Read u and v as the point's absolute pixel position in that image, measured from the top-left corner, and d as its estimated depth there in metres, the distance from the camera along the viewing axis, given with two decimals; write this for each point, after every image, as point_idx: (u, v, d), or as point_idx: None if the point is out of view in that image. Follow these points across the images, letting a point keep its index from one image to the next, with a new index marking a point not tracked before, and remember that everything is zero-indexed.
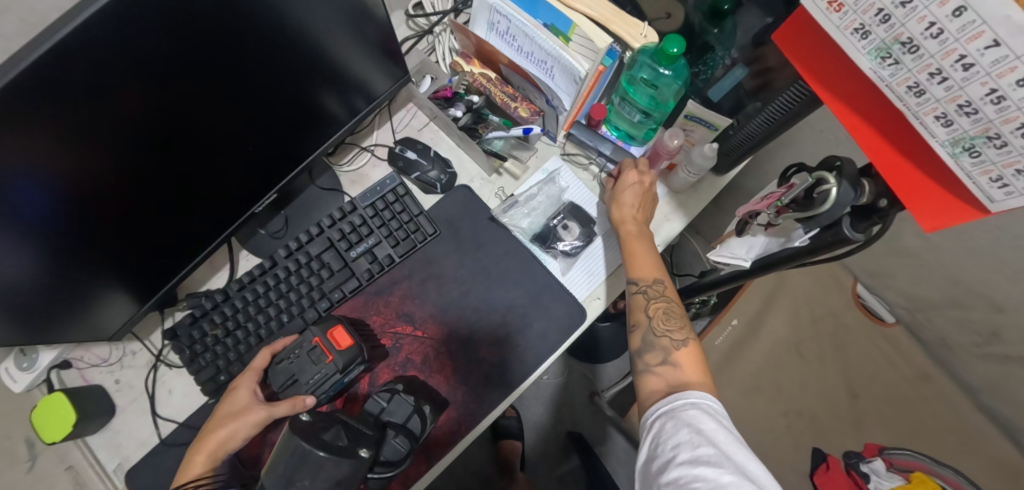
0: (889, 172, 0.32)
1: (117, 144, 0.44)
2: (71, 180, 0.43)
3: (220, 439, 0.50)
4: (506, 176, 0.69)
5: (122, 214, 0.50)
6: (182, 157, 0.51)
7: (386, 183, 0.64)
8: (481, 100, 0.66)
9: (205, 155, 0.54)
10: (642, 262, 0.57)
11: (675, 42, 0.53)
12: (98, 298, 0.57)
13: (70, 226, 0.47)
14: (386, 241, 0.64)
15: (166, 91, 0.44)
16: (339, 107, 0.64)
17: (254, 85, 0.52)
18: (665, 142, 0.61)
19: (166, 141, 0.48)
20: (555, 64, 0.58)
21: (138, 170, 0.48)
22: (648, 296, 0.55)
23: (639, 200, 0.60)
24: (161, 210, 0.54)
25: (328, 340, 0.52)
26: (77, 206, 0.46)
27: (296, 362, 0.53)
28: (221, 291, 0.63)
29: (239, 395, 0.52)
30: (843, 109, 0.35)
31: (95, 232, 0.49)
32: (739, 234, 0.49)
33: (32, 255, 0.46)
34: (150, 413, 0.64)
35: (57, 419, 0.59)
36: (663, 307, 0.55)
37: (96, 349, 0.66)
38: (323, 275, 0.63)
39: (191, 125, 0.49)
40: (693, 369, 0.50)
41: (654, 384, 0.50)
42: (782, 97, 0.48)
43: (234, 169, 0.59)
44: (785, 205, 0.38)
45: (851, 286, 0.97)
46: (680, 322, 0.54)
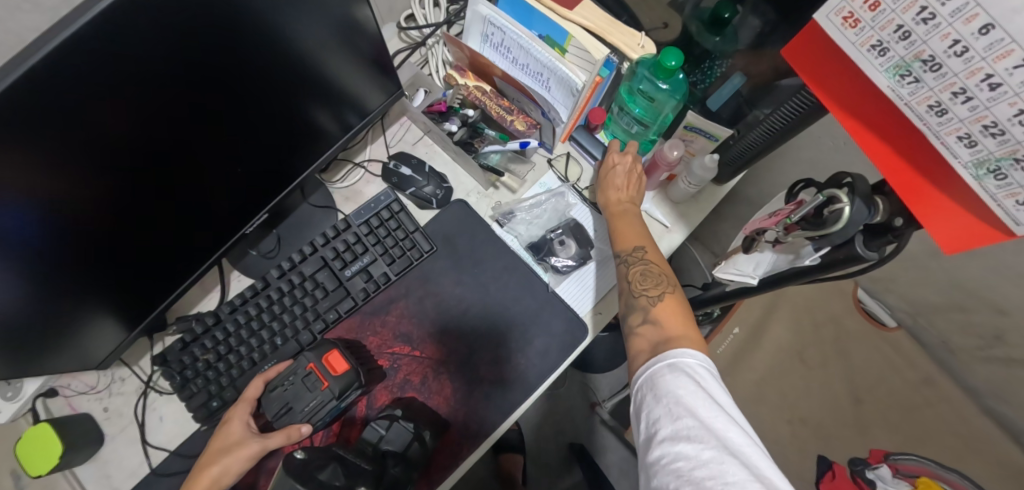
0: (904, 191, 0.31)
1: (100, 168, 0.42)
2: (52, 205, 0.41)
3: (213, 476, 0.47)
4: (504, 190, 0.67)
5: (112, 239, 0.49)
6: (171, 177, 0.50)
7: (381, 199, 0.63)
8: (476, 114, 0.64)
9: (195, 175, 0.52)
10: (625, 234, 0.56)
11: (672, 55, 0.52)
12: (85, 326, 0.55)
13: (52, 252, 0.45)
14: (382, 259, 0.62)
15: (149, 113, 0.42)
16: (330, 121, 0.62)
17: (240, 105, 0.50)
18: (664, 153, 0.59)
19: (149, 163, 0.46)
20: (552, 76, 0.57)
21: (124, 193, 0.46)
22: (628, 264, 0.54)
23: (625, 180, 0.59)
24: (150, 233, 0.53)
25: (324, 365, 0.50)
26: (61, 230, 0.44)
27: (291, 389, 0.51)
28: (212, 313, 0.61)
29: (236, 426, 0.50)
30: (855, 127, 0.34)
31: (79, 258, 0.48)
32: (746, 250, 0.47)
33: (16, 285, 0.44)
34: (141, 442, 0.61)
35: (42, 451, 0.56)
36: (641, 270, 0.53)
37: (84, 376, 0.64)
38: (318, 295, 0.61)
39: (179, 144, 0.48)
40: (673, 322, 0.48)
41: (638, 344, 0.48)
42: (784, 107, 0.47)
43: (224, 190, 0.57)
44: (795, 222, 0.36)
45: (851, 291, 0.97)
46: (659, 280, 0.51)
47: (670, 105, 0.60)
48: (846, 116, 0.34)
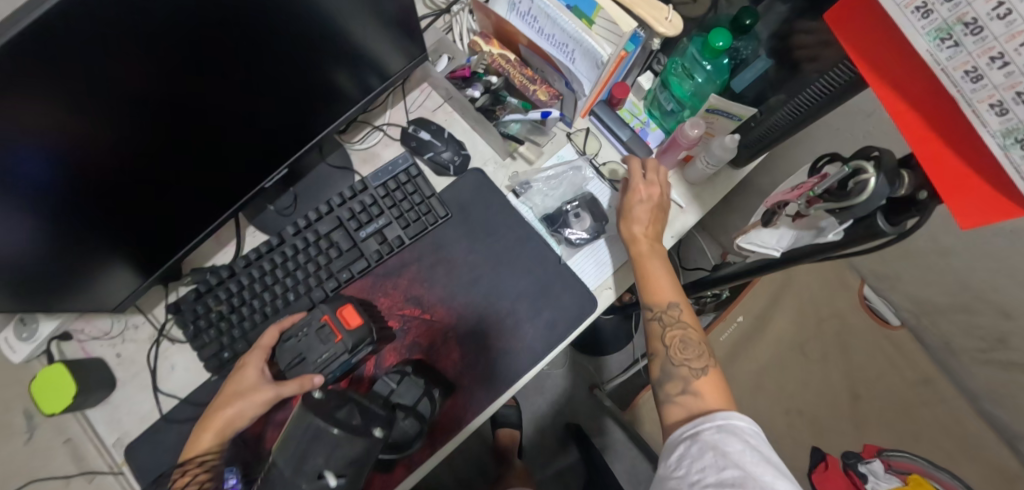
0: (926, 162, 0.32)
1: (115, 118, 0.42)
2: (67, 149, 0.41)
3: (228, 417, 0.49)
4: (521, 160, 0.66)
5: (125, 184, 0.49)
6: (185, 129, 0.49)
7: (398, 162, 0.64)
8: (499, 82, 0.63)
9: (212, 129, 0.52)
10: (656, 287, 0.56)
11: (721, 35, 0.53)
12: (98, 269, 0.55)
13: (67, 197, 0.45)
14: (397, 223, 0.63)
15: (169, 68, 0.42)
16: (350, 82, 0.62)
17: (261, 63, 0.50)
18: (684, 131, 0.59)
19: (165, 113, 0.46)
20: (576, 47, 0.57)
21: (136, 143, 0.46)
22: (664, 324, 0.54)
23: (650, 216, 0.59)
24: (169, 182, 0.53)
25: (338, 318, 0.51)
26: (75, 177, 0.44)
27: (304, 340, 0.51)
28: (226, 267, 0.62)
29: (249, 371, 0.50)
30: (889, 96, 0.33)
31: (95, 204, 0.48)
32: (766, 225, 0.48)
33: (37, 226, 0.45)
34: (151, 389, 0.63)
35: (56, 391, 0.58)
36: (679, 335, 0.53)
37: (97, 322, 0.65)
38: (332, 254, 0.62)
39: (198, 98, 0.48)
40: (715, 396, 0.49)
41: (675, 414, 0.50)
42: (807, 90, 0.48)
43: (241, 145, 0.57)
44: (817, 194, 0.38)
45: (858, 287, 0.95)
46: (698, 350, 0.52)
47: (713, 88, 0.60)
48: (880, 85, 0.34)
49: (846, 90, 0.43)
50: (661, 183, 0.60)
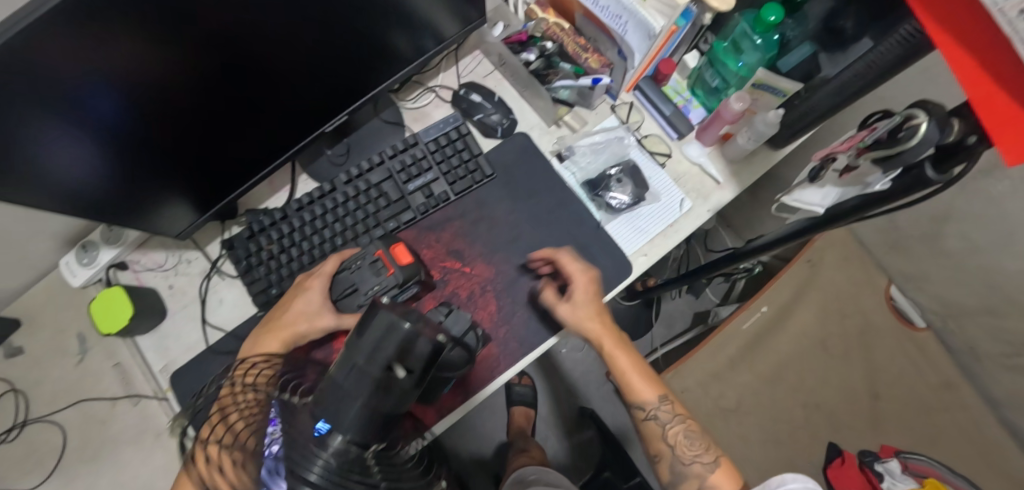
0: (980, 105, 0.29)
1: (180, 59, 0.44)
2: (134, 90, 0.42)
3: (298, 332, 0.52)
4: (565, 128, 0.68)
5: (184, 123, 0.51)
6: (243, 73, 0.51)
7: (449, 121, 0.66)
8: (554, 47, 0.65)
9: (269, 78, 0.54)
10: (633, 388, 0.61)
11: (774, 10, 0.55)
12: (158, 201, 0.57)
13: (131, 135, 0.47)
14: (444, 178, 0.66)
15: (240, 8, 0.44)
16: (406, 43, 0.63)
17: (320, 18, 0.51)
18: (728, 105, 0.60)
19: (224, 59, 0.47)
20: (630, 18, 0.58)
21: (192, 88, 0.48)
22: (661, 424, 0.59)
23: (596, 308, 0.60)
24: (225, 123, 0.55)
25: (390, 254, 0.54)
26: (143, 113, 0.46)
27: (358, 272, 0.55)
28: (279, 209, 0.65)
29: (306, 295, 0.53)
30: (942, 31, 0.30)
31: (155, 142, 0.50)
32: (813, 182, 0.49)
33: (105, 160, 0.47)
34: (200, 320, 0.65)
35: (114, 312, 0.60)
36: (680, 430, 0.59)
37: (152, 254, 0.68)
38: (381, 204, 0.64)
39: (257, 47, 0.49)
40: (729, 482, 0.56)
41: (690, 484, 0.57)
42: (852, 68, 0.50)
43: (294, 94, 0.59)
44: (867, 145, 0.39)
45: (884, 288, 0.95)
46: (703, 443, 0.58)
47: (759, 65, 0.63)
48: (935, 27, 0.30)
49: (895, 64, 0.45)
50: (579, 270, 0.60)
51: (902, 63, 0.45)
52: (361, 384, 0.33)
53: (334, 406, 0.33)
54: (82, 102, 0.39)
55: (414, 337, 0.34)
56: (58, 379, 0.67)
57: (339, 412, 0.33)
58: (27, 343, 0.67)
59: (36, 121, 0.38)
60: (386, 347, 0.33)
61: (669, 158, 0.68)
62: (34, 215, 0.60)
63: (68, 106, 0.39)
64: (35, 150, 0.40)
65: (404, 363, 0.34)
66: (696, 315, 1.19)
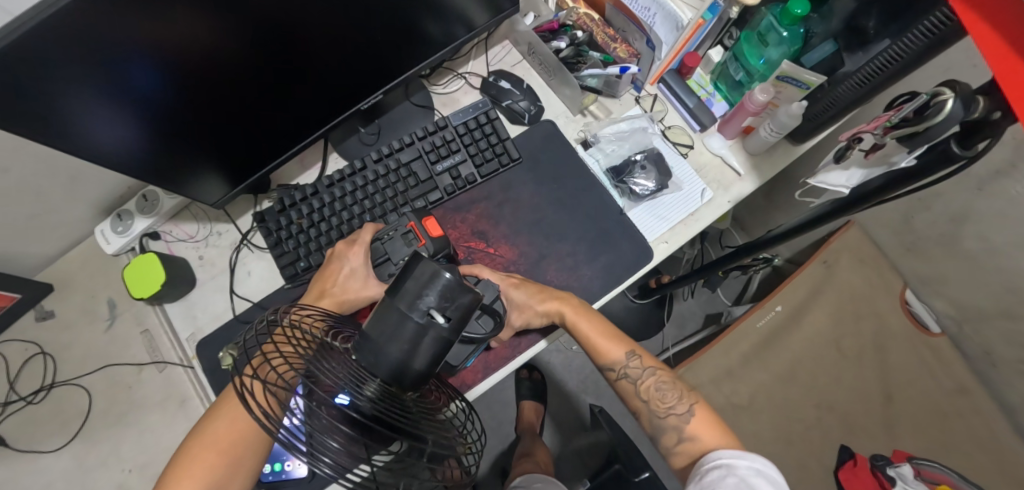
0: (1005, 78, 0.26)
1: (218, 27, 0.45)
2: (174, 62, 0.44)
3: (341, 298, 0.56)
4: (590, 117, 0.71)
5: (218, 95, 0.52)
6: (280, 52, 0.52)
7: (479, 106, 0.68)
8: (583, 36, 0.68)
9: (304, 62, 0.56)
10: (601, 353, 0.62)
11: (800, 3, 0.56)
12: (193, 172, 0.58)
13: (172, 109, 0.49)
14: (471, 161, 0.67)
15: None
16: (438, 28, 0.65)
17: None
18: (752, 96, 0.62)
19: (260, 38, 0.49)
20: (658, 11, 0.61)
21: (229, 66, 0.49)
22: (632, 380, 0.61)
23: (532, 286, 0.61)
24: (260, 102, 0.57)
25: (422, 227, 0.55)
26: (180, 80, 0.47)
27: (390, 242, 0.57)
28: (311, 185, 0.67)
29: (346, 262, 0.57)
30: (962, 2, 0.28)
31: (195, 117, 0.52)
32: (840, 162, 0.50)
33: (149, 132, 0.49)
34: (228, 290, 0.67)
35: (146, 277, 0.62)
36: (651, 382, 0.61)
37: (183, 226, 0.70)
38: (410, 183, 0.66)
39: (293, 27, 0.50)
40: (708, 430, 0.56)
41: (671, 438, 0.58)
42: (871, 62, 0.52)
43: (329, 78, 0.61)
44: (893, 124, 0.40)
45: (900, 291, 0.95)
46: (674, 394, 0.60)
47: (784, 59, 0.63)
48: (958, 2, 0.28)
49: (915, 58, 0.48)
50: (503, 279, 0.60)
51: (929, 51, 0.46)
52: (401, 329, 0.34)
53: (372, 351, 0.35)
54: (125, 69, 0.41)
55: (456, 287, 0.35)
56: (88, 344, 0.68)
57: (376, 353, 0.35)
58: (61, 308, 0.69)
59: (80, 85, 0.40)
60: (429, 294, 0.35)
61: (692, 149, 0.70)
62: (77, 180, 0.62)
63: (109, 72, 0.41)
64: (81, 115, 0.42)
65: (444, 311, 0.35)
66: (707, 317, 1.20)
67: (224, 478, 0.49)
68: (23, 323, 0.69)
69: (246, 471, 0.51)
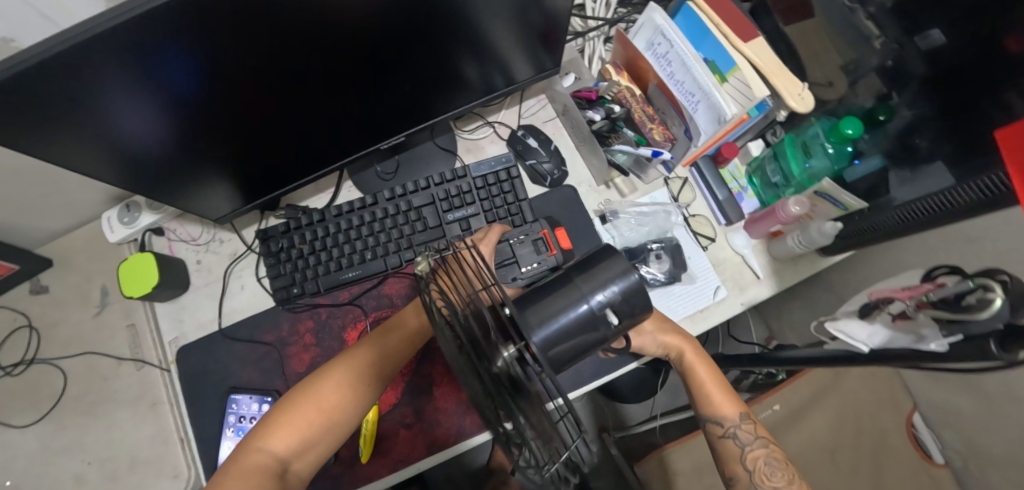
0: None
1: (248, 54, 0.42)
2: (217, 67, 0.42)
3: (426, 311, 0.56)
4: (614, 190, 0.68)
5: (244, 113, 0.50)
6: (336, 47, 0.47)
7: (503, 160, 0.66)
8: (620, 112, 0.64)
9: (367, 62, 0.51)
10: (713, 403, 0.58)
11: (852, 123, 0.54)
12: (205, 182, 0.57)
13: (207, 118, 0.48)
14: (483, 215, 0.65)
15: (324, 15, 0.42)
16: (475, 78, 0.63)
17: (397, 39, 0.50)
18: (786, 205, 0.59)
19: (299, 65, 0.47)
20: (703, 98, 0.58)
21: (280, 66, 0.46)
22: (740, 442, 0.55)
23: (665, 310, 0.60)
24: (285, 124, 0.54)
25: (553, 235, 0.57)
26: (205, 95, 0.45)
27: (520, 247, 0.56)
28: (319, 212, 0.66)
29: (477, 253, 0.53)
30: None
31: (246, 114, 0.50)
32: (861, 317, 0.46)
33: (200, 128, 0.49)
34: (218, 301, 0.66)
35: (139, 277, 0.61)
36: (763, 455, 0.54)
37: (189, 227, 0.69)
38: (417, 228, 0.64)
39: (347, 22, 0.45)
40: None
41: None
42: (918, 202, 0.47)
43: (384, 91, 0.57)
44: (930, 301, 0.38)
45: (908, 413, 0.91)
46: (788, 475, 0.53)
47: (825, 172, 0.60)
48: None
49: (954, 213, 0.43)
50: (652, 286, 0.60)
51: (975, 209, 0.41)
52: (580, 303, 0.36)
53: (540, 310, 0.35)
54: (167, 77, 0.40)
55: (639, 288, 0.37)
56: (74, 327, 0.68)
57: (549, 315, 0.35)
58: (56, 286, 0.70)
59: (110, 88, 0.38)
60: (616, 286, 0.37)
61: (713, 242, 0.67)
62: None
63: (140, 77, 0.39)
64: (124, 116, 0.42)
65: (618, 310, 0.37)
66: None
67: (316, 435, 0.51)
68: (16, 294, 0.69)
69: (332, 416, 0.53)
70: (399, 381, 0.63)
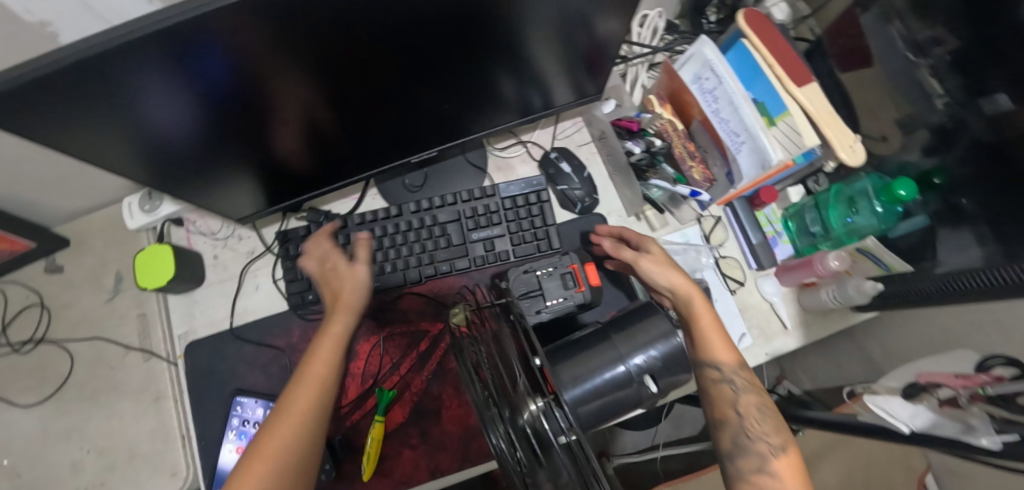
0: None
1: (294, 61, 0.40)
2: (260, 69, 0.39)
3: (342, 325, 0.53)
4: (644, 224, 0.66)
5: (282, 115, 0.47)
6: (387, 57, 0.44)
7: (533, 183, 0.65)
8: (661, 146, 0.62)
9: (418, 72, 0.48)
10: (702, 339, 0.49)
11: (905, 184, 0.51)
12: (229, 181, 0.55)
13: (243, 115, 0.45)
14: (509, 237, 0.63)
15: (376, 31, 0.40)
16: (513, 99, 0.61)
17: (446, 57, 0.48)
18: (824, 258, 0.57)
19: (344, 75, 0.44)
20: (748, 140, 0.56)
21: (327, 71, 0.43)
22: (732, 385, 0.47)
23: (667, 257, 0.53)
24: (321, 128, 0.52)
25: (584, 271, 0.54)
26: (245, 96, 0.42)
27: (546, 279, 0.54)
28: (342, 218, 0.64)
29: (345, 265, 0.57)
30: None
31: (288, 113, 0.48)
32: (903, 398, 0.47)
33: (233, 125, 0.46)
34: (232, 299, 0.65)
35: (155, 270, 0.60)
36: (752, 401, 0.46)
37: (209, 220, 0.69)
38: (441, 244, 0.63)
39: (407, 35, 0.41)
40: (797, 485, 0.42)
41: None
42: (976, 275, 0.45)
43: (425, 103, 0.55)
44: (987, 394, 0.38)
45: (919, 474, 0.88)
46: (778, 425, 0.45)
47: (869, 229, 0.58)
48: None
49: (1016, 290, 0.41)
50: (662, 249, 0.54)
51: None
52: (608, 364, 0.38)
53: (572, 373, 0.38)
54: (213, 75, 0.38)
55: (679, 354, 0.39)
56: (85, 310, 0.68)
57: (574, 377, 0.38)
58: (71, 266, 0.69)
59: (148, 80, 0.35)
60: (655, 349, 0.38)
61: (742, 287, 0.64)
62: None
63: (179, 73, 0.36)
64: (156, 107, 0.39)
65: (658, 378, 0.39)
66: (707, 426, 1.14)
67: None
68: (30, 271, 0.69)
69: (317, 400, 0.48)
70: (407, 400, 0.61)
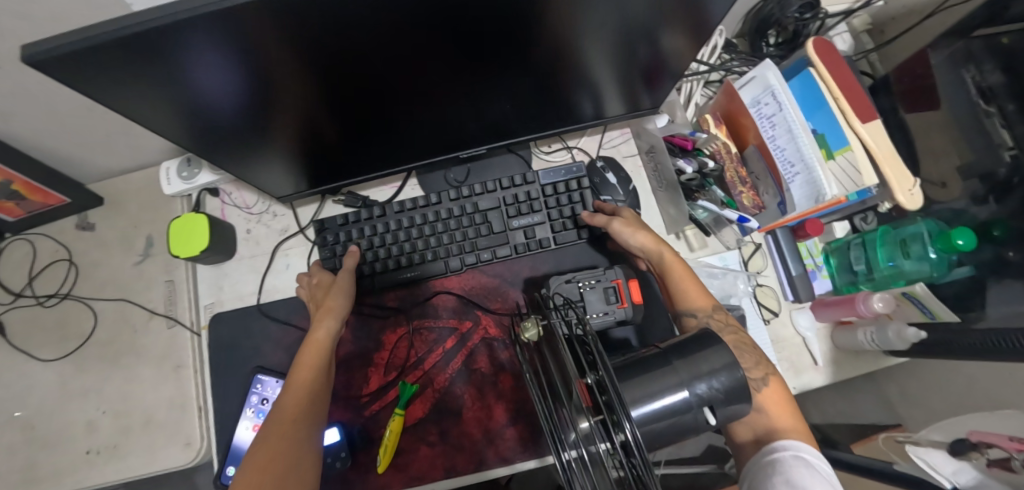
0: None
1: (352, 45, 0.38)
2: (315, 47, 0.37)
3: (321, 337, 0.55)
4: (682, 242, 0.65)
5: (331, 96, 0.45)
6: (447, 48, 0.42)
7: (574, 169, 0.64)
8: (714, 168, 0.61)
9: (472, 67, 0.46)
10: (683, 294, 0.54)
11: (963, 233, 0.51)
12: (271, 158, 0.54)
13: (291, 93, 0.43)
14: (549, 224, 0.63)
15: (439, 23, 0.38)
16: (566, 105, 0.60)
17: (505, 56, 0.46)
18: (869, 298, 0.57)
19: (398, 64, 0.42)
20: (802, 172, 0.54)
21: (380, 58, 0.40)
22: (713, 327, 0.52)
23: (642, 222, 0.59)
24: (367, 116, 0.51)
25: (627, 288, 0.58)
26: (296, 75, 0.40)
27: (589, 293, 0.58)
28: (380, 206, 0.64)
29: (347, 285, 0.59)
30: None
31: (336, 96, 0.45)
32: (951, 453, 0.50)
33: (278, 103, 0.44)
34: (261, 275, 0.66)
35: (188, 239, 0.60)
36: (733, 338, 0.52)
37: (245, 193, 0.68)
38: (481, 231, 0.62)
39: (466, 18, 0.38)
40: (785, 415, 0.47)
41: (742, 432, 0.48)
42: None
43: (474, 100, 0.53)
44: None
45: None
46: (757, 358, 0.51)
47: (917, 275, 0.57)
48: None
49: None
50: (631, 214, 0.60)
51: None
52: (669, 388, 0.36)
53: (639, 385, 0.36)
54: (267, 48, 0.36)
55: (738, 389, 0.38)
56: (113, 270, 0.67)
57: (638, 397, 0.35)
58: (104, 225, 0.68)
59: (201, 53, 0.33)
60: (713, 379, 0.37)
61: (776, 317, 0.63)
62: None
63: (232, 46, 0.34)
64: (204, 82, 0.37)
65: (716, 411, 0.38)
66: (712, 449, 1.13)
67: None
68: (62, 226, 0.68)
69: (306, 398, 0.50)
70: (430, 396, 0.61)
